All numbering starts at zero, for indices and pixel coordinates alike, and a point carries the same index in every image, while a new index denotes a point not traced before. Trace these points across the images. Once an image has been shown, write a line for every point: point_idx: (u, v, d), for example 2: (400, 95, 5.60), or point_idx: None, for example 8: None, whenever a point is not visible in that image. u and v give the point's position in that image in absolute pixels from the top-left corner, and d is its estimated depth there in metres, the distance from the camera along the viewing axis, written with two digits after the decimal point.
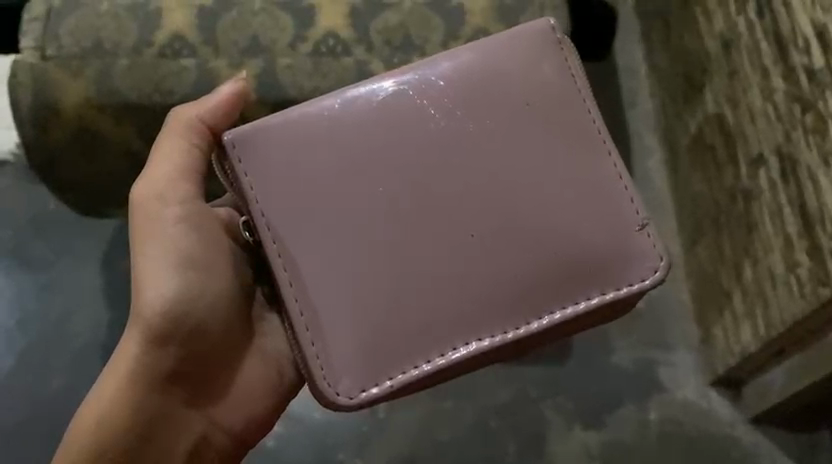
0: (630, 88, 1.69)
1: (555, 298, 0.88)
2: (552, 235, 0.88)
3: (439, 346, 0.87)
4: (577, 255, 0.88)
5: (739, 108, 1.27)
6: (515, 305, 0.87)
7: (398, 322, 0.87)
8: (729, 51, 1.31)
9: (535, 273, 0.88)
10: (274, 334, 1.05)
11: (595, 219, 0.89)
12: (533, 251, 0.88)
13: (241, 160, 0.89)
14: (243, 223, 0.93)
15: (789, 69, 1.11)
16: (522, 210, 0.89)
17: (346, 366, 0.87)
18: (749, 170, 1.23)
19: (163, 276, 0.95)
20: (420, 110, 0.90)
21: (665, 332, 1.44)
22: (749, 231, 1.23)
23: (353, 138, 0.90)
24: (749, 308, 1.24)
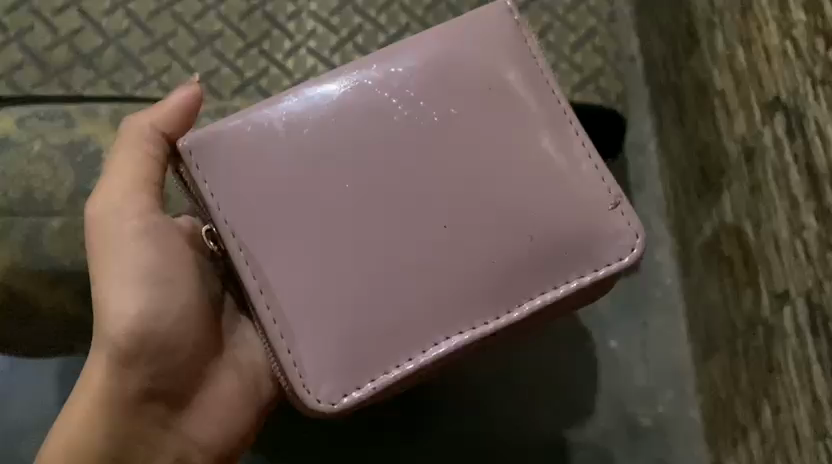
0: (638, 166, 1.56)
1: (533, 286, 0.90)
2: (523, 225, 0.90)
3: (423, 339, 0.88)
4: (550, 245, 0.91)
5: (762, 231, 1.13)
6: (490, 295, 0.89)
7: (375, 314, 0.88)
8: (751, 161, 1.17)
9: (503, 263, 0.90)
10: (249, 342, 1.07)
11: (567, 207, 0.91)
12: (500, 244, 0.90)
13: (201, 167, 0.90)
14: (208, 232, 0.93)
15: (824, 210, 0.97)
16: (491, 216, 0.90)
17: (330, 366, 0.87)
18: (772, 304, 1.11)
19: (127, 294, 0.94)
20: (385, 103, 0.92)
21: (672, 454, 1.35)
22: (771, 372, 1.11)
23: (322, 129, 0.91)
24: (768, 456, 1.12)
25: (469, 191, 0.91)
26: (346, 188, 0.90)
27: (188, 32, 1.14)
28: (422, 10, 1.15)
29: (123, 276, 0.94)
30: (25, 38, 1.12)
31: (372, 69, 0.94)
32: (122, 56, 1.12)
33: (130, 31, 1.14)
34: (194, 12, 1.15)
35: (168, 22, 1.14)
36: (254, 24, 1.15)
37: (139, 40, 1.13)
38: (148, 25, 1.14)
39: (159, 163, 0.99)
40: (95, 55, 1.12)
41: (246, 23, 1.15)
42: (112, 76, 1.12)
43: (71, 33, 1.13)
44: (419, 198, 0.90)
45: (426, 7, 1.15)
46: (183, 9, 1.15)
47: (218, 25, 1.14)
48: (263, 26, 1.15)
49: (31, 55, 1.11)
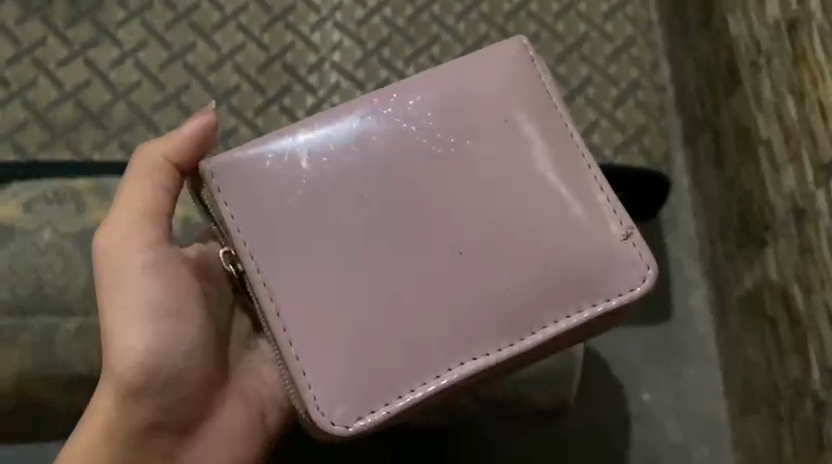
0: (670, 204, 1.49)
1: (546, 312, 0.81)
2: (543, 247, 0.82)
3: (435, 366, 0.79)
4: (567, 269, 0.82)
5: (813, 299, 1.07)
6: (506, 322, 0.80)
7: (388, 338, 0.79)
8: (801, 223, 1.10)
9: (521, 288, 0.81)
10: (260, 370, 0.97)
11: (582, 231, 0.83)
12: (517, 268, 0.81)
13: (222, 190, 0.84)
14: (226, 255, 0.86)
15: None
16: (510, 236, 0.82)
17: (337, 388, 0.79)
18: (824, 380, 1.05)
19: (137, 329, 0.86)
20: (406, 132, 0.85)
21: None
22: (819, 449, 1.06)
23: (346, 146, 0.85)
24: None
25: (488, 210, 0.82)
26: (359, 204, 0.82)
27: (202, 86, 1.07)
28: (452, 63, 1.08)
29: (130, 307, 0.86)
30: (29, 93, 1.05)
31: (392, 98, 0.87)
32: (132, 112, 1.05)
33: (140, 86, 1.06)
34: (209, 64, 1.08)
35: (181, 75, 1.07)
36: (274, 77, 1.07)
37: (150, 94, 1.06)
38: (160, 78, 1.07)
39: (168, 195, 0.91)
40: (104, 111, 1.04)
41: (265, 77, 1.07)
42: (123, 135, 1.03)
43: (78, 88, 1.06)
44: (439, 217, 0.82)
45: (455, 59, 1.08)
46: (197, 60, 1.08)
47: (235, 78, 1.08)
48: (283, 80, 1.07)
49: (35, 113, 1.04)
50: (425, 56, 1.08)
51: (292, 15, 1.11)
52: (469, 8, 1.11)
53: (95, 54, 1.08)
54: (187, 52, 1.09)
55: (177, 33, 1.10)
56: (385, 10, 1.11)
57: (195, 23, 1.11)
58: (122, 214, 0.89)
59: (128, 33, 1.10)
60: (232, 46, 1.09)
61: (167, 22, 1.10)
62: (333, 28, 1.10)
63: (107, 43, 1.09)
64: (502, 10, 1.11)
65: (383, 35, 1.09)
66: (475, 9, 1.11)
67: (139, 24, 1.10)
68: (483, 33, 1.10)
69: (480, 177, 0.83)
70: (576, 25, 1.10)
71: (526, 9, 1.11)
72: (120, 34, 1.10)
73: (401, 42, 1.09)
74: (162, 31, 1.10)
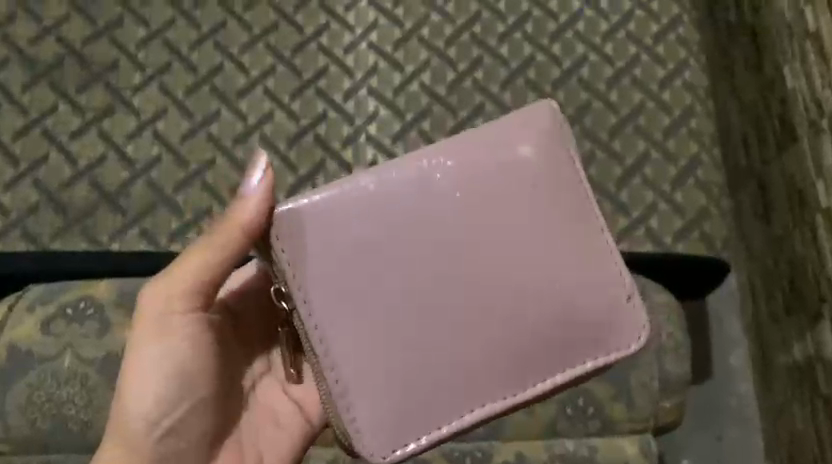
0: None
1: (566, 352, 0.56)
2: (560, 286, 0.56)
3: (428, 423, 0.55)
4: (575, 318, 0.56)
5: None
6: (526, 366, 0.55)
7: (375, 381, 0.54)
8: None
9: (532, 333, 0.55)
10: (260, 423, 0.69)
11: (596, 269, 0.57)
12: (531, 312, 0.55)
13: (288, 252, 0.54)
14: (274, 291, 0.57)
15: None
16: (525, 268, 0.55)
17: (360, 421, 0.55)
18: None
19: (154, 383, 0.63)
20: (435, 186, 0.55)
21: None
22: None
23: (454, 172, 0.55)
24: None
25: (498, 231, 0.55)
26: (367, 220, 0.54)
27: (228, 161, 0.99)
28: None
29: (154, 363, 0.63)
30: (40, 171, 0.97)
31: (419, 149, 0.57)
32: (152, 193, 0.97)
33: (160, 162, 0.98)
34: (235, 135, 1.00)
35: (205, 148, 0.99)
36: (305, 152, 1.00)
37: (172, 170, 0.98)
38: (181, 153, 0.99)
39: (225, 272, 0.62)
40: (123, 191, 0.97)
41: (296, 152, 1.00)
42: (144, 221, 0.96)
43: (94, 164, 0.98)
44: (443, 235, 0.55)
45: None
46: (221, 131, 1.00)
47: (264, 153, 1.00)
48: (316, 156, 0.99)
49: (48, 195, 0.96)
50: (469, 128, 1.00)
51: (323, 79, 1.03)
52: (517, 73, 1.03)
53: (110, 125, 1.00)
54: (211, 121, 1.01)
55: (199, 99, 1.02)
56: (424, 76, 1.03)
57: (219, 87, 1.02)
58: (184, 275, 0.62)
59: (145, 100, 1.01)
60: (260, 115, 1.01)
61: (188, 87, 1.02)
62: (368, 96, 1.02)
63: (123, 111, 1.00)
64: (550, 76, 1.03)
65: (423, 104, 1.02)
66: (521, 74, 1.03)
67: (157, 88, 1.02)
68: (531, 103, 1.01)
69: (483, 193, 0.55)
70: (632, 93, 1.02)
71: (578, 74, 1.03)
72: (137, 100, 1.01)
73: (442, 113, 1.01)
74: (183, 98, 1.02)
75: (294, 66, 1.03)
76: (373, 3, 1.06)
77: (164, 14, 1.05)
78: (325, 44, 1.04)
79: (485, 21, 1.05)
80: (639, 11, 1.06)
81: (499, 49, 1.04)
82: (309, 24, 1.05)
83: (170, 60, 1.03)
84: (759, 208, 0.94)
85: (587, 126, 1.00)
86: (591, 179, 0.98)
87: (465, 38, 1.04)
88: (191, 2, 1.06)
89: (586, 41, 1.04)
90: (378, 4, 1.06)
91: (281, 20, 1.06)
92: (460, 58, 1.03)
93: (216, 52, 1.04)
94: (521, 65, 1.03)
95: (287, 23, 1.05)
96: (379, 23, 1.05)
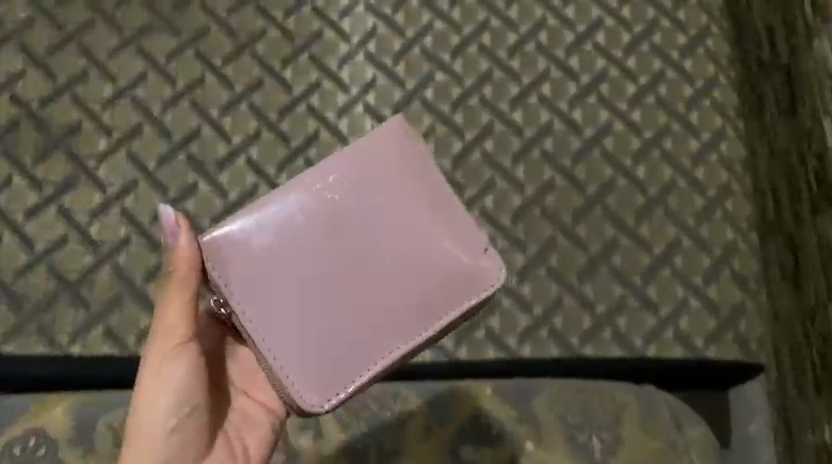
0: None
1: (448, 300, 0.64)
2: (431, 255, 0.64)
3: (349, 376, 0.63)
4: (449, 275, 0.64)
5: None
6: (418, 315, 0.64)
7: (292, 351, 0.62)
8: None
9: (418, 292, 0.64)
10: (247, 410, 0.68)
11: (458, 233, 0.66)
12: (413, 280, 0.64)
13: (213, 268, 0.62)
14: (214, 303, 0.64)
15: None
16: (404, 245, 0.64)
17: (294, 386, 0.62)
18: None
19: (150, 423, 0.63)
20: (320, 192, 0.64)
21: None
22: None
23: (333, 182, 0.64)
24: None
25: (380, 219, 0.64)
26: (254, 224, 0.63)
27: None
28: (509, 219, 0.89)
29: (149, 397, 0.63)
30: None
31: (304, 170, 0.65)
32: (119, 281, 0.86)
33: (129, 245, 0.87)
34: (213, 213, 0.89)
35: None
36: None
37: (142, 255, 0.87)
38: (152, 234, 0.88)
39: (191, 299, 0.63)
40: (86, 280, 0.86)
41: None
42: (110, 317, 0.85)
43: (52, 248, 0.86)
44: (337, 229, 0.63)
45: (513, 214, 0.89)
46: (198, 208, 0.89)
47: None
48: None
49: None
50: (477, 209, 0.89)
51: (314, 147, 0.91)
52: (533, 143, 0.91)
53: (71, 200, 0.88)
54: (186, 196, 0.89)
55: (173, 169, 0.90)
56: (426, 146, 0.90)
57: (195, 156, 0.91)
58: (167, 314, 0.64)
59: (111, 171, 0.89)
60: (242, 190, 0.90)
61: (160, 155, 0.90)
62: None
63: (85, 184, 0.89)
64: (571, 148, 0.91)
65: None
66: (537, 144, 0.91)
67: (125, 156, 0.90)
68: (548, 180, 0.90)
69: (364, 196, 0.64)
70: (661, 168, 0.91)
71: (601, 145, 0.91)
72: (102, 171, 0.89)
73: None
74: (155, 168, 0.90)
75: (281, 131, 0.92)
76: (371, 59, 0.94)
77: (133, 68, 0.93)
78: (316, 105, 0.93)
79: (496, 82, 0.93)
80: (671, 72, 0.94)
81: (512, 114, 0.92)
82: (298, 82, 0.94)
83: (140, 123, 0.91)
84: (790, 268, 0.85)
85: (611, 208, 0.89)
86: (615, 271, 0.87)
87: (474, 101, 0.92)
88: (165, 54, 0.94)
89: (611, 106, 0.93)
90: (376, 59, 0.94)
91: (267, 77, 0.94)
92: (468, 125, 0.91)
93: (193, 113, 0.92)
94: (536, 133, 0.91)
95: (274, 80, 0.94)
96: (377, 82, 0.93)
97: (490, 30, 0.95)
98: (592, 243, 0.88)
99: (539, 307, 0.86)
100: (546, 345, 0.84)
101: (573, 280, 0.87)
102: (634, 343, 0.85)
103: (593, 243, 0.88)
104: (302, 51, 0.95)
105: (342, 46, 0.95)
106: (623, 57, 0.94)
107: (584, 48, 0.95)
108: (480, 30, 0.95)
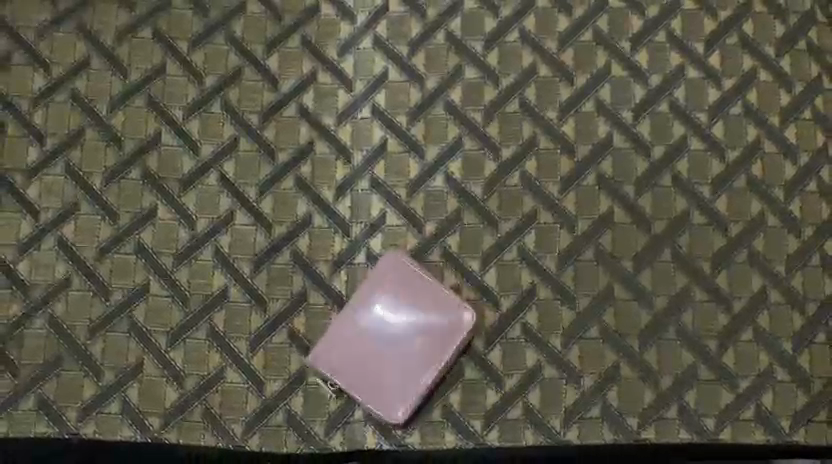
0: None
1: (444, 343, 0.65)
2: (430, 317, 0.66)
3: (409, 394, 0.65)
4: (439, 322, 0.66)
5: None
6: (430, 357, 0.65)
7: (358, 383, 0.65)
8: None
9: (425, 338, 0.65)
10: None
11: (440, 293, 0.66)
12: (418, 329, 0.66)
13: (285, 326, 0.68)
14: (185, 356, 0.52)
15: None
16: (411, 306, 0.66)
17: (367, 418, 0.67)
18: None
19: None
20: (355, 275, 0.69)
21: None
22: None
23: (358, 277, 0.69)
24: None
25: (393, 290, 0.67)
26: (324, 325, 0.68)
27: (170, 290, 0.69)
28: (554, 264, 0.70)
29: None
30: None
31: (363, 248, 0.70)
32: (57, 338, 0.67)
33: (68, 289, 0.68)
34: (176, 248, 0.69)
35: (134, 268, 0.69)
36: (278, 278, 0.69)
37: (84, 303, 0.68)
38: (98, 275, 0.69)
39: None
40: (13, 336, 0.67)
41: (266, 277, 0.69)
42: (44, 384, 0.66)
43: None
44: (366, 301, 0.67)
45: (559, 257, 0.70)
46: (156, 241, 0.69)
47: (220, 277, 0.69)
48: (296, 283, 0.69)
49: None
50: (514, 249, 0.70)
51: (307, 162, 0.71)
52: (586, 164, 0.71)
53: None
54: (140, 225, 0.70)
55: (124, 188, 0.70)
56: (453, 164, 0.71)
57: (153, 171, 0.71)
58: None
59: (45, 190, 0.70)
60: (214, 218, 0.70)
61: (108, 171, 0.70)
62: (370, 189, 0.71)
63: (12, 208, 0.69)
64: (633, 171, 0.71)
65: (449, 212, 0.71)
66: (592, 166, 0.71)
67: (62, 171, 0.70)
68: (604, 213, 0.71)
69: (379, 281, 0.67)
70: (746, 200, 0.71)
71: (672, 168, 0.72)
72: (32, 192, 0.70)
73: (476, 224, 0.70)
74: (100, 189, 0.70)
75: (265, 142, 0.71)
76: (381, 46, 0.73)
77: (72, 53, 0.72)
78: (309, 106, 0.72)
79: (542, 81, 0.73)
80: (763, 72, 0.73)
81: (561, 126, 0.72)
82: (287, 75, 0.73)
83: (82, 126, 0.71)
84: None
85: (681, 252, 0.70)
86: (684, 333, 0.69)
87: (513, 108, 0.72)
88: (113, 35, 0.73)
89: (686, 118, 0.73)
90: (388, 46, 0.73)
91: (247, 67, 0.73)
92: (505, 140, 0.72)
93: (151, 113, 0.72)
94: (591, 151, 0.72)
95: (255, 72, 0.73)
96: (388, 77, 0.73)
97: (535, 12, 0.74)
98: (657, 297, 0.70)
99: (591, 377, 0.68)
100: (597, 427, 0.67)
101: (633, 343, 0.69)
102: (706, 426, 0.68)
103: (658, 297, 0.70)
104: (292, 33, 0.73)
105: (343, 27, 0.73)
106: (704, 51, 0.74)
107: (654, 38, 0.74)
108: (523, 11, 0.74)
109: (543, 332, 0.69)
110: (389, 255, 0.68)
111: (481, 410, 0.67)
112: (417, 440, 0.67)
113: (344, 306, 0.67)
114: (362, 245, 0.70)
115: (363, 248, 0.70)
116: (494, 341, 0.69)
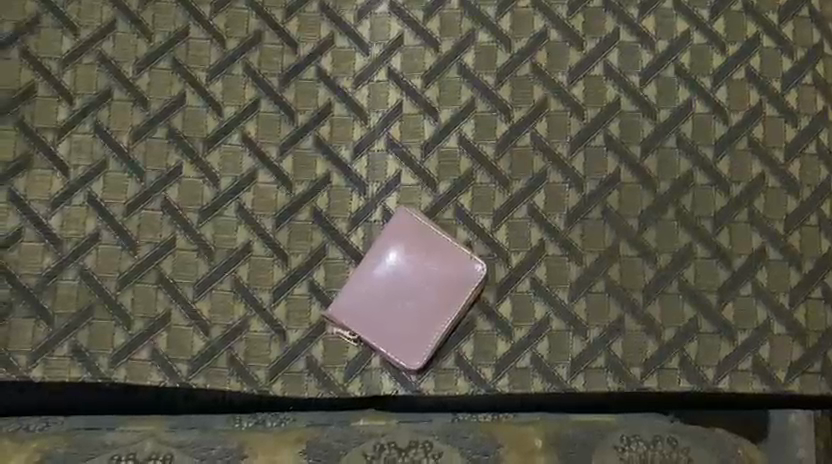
0: None
1: (457, 294, 0.69)
2: (443, 270, 0.70)
3: (426, 343, 0.69)
4: (452, 274, 0.69)
5: None
6: (444, 307, 0.69)
7: (376, 333, 0.69)
8: None
9: (439, 290, 0.69)
10: None
11: (451, 247, 0.70)
12: (432, 282, 0.69)
13: (306, 279, 0.71)
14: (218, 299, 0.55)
15: None
16: (425, 260, 0.70)
17: (385, 366, 0.70)
18: None
19: None
20: (371, 230, 0.72)
21: None
22: None
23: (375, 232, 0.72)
24: None
25: (408, 244, 0.70)
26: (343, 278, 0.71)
27: (195, 245, 0.72)
28: (563, 222, 0.73)
29: None
30: None
31: (380, 205, 0.73)
32: (88, 288, 0.71)
33: (98, 242, 0.71)
34: (201, 204, 0.72)
35: (161, 223, 0.72)
36: (299, 233, 0.72)
37: (113, 255, 0.71)
38: (127, 230, 0.72)
39: None
40: (47, 287, 0.70)
41: (287, 233, 0.72)
42: (78, 332, 0.70)
43: (5, 245, 0.71)
44: (383, 254, 0.70)
45: (567, 214, 0.73)
46: (182, 197, 0.72)
47: (243, 232, 0.72)
48: (316, 238, 0.72)
49: None
50: (525, 207, 0.73)
51: (326, 123, 0.74)
52: (594, 126, 0.74)
53: (26, 185, 0.72)
54: (166, 182, 0.73)
55: (150, 146, 0.73)
56: (466, 125, 0.74)
57: (178, 130, 0.73)
58: None
59: (74, 148, 0.73)
60: (237, 177, 0.73)
61: (136, 129, 0.73)
62: (386, 150, 0.74)
63: (43, 164, 0.72)
64: (640, 133, 0.74)
65: (462, 172, 0.73)
66: (600, 128, 0.74)
67: (91, 130, 0.73)
68: (611, 173, 0.74)
69: (394, 236, 0.71)
70: (748, 161, 0.74)
71: (677, 131, 0.74)
72: (62, 149, 0.73)
73: (488, 183, 0.73)
74: (128, 147, 0.73)
75: (285, 104, 0.74)
76: (397, 12, 0.75)
77: (99, 16, 0.75)
78: (327, 69, 0.75)
79: (553, 46, 0.75)
80: (767, 39, 0.76)
81: (571, 89, 0.75)
82: (306, 39, 0.75)
83: (109, 87, 0.74)
84: None
85: (685, 211, 0.73)
86: (686, 288, 0.73)
87: (524, 72, 0.75)
88: None
89: (691, 82, 0.75)
90: (404, 11, 0.75)
91: (267, 31, 0.75)
92: (517, 103, 0.74)
93: (175, 75, 0.74)
94: (599, 114, 0.74)
95: (275, 36, 0.75)
96: (404, 41, 0.75)
97: None
98: (661, 254, 0.73)
99: (597, 329, 0.72)
100: (602, 376, 0.71)
101: (638, 298, 0.72)
102: (706, 376, 0.71)
103: (661, 254, 0.73)
104: None
105: None
106: (709, 18, 0.76)
107: (661, 4, 0.76)
108: None
109: (552, 286, 0.72)
110: (401, 212, 0.71)
111: (492, 359, 0.71)
112: (432, 386, 0.70)
113: (361, 262, 0.71)
114: (379, 202, 0.73)
115: (380, 205, 0.73)
116: (505, 295, 0.72)
